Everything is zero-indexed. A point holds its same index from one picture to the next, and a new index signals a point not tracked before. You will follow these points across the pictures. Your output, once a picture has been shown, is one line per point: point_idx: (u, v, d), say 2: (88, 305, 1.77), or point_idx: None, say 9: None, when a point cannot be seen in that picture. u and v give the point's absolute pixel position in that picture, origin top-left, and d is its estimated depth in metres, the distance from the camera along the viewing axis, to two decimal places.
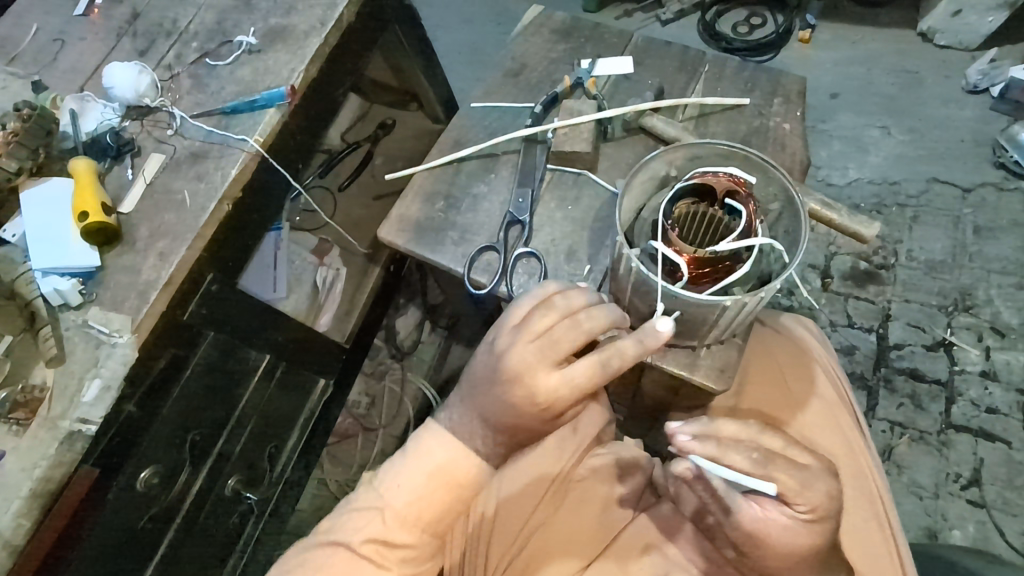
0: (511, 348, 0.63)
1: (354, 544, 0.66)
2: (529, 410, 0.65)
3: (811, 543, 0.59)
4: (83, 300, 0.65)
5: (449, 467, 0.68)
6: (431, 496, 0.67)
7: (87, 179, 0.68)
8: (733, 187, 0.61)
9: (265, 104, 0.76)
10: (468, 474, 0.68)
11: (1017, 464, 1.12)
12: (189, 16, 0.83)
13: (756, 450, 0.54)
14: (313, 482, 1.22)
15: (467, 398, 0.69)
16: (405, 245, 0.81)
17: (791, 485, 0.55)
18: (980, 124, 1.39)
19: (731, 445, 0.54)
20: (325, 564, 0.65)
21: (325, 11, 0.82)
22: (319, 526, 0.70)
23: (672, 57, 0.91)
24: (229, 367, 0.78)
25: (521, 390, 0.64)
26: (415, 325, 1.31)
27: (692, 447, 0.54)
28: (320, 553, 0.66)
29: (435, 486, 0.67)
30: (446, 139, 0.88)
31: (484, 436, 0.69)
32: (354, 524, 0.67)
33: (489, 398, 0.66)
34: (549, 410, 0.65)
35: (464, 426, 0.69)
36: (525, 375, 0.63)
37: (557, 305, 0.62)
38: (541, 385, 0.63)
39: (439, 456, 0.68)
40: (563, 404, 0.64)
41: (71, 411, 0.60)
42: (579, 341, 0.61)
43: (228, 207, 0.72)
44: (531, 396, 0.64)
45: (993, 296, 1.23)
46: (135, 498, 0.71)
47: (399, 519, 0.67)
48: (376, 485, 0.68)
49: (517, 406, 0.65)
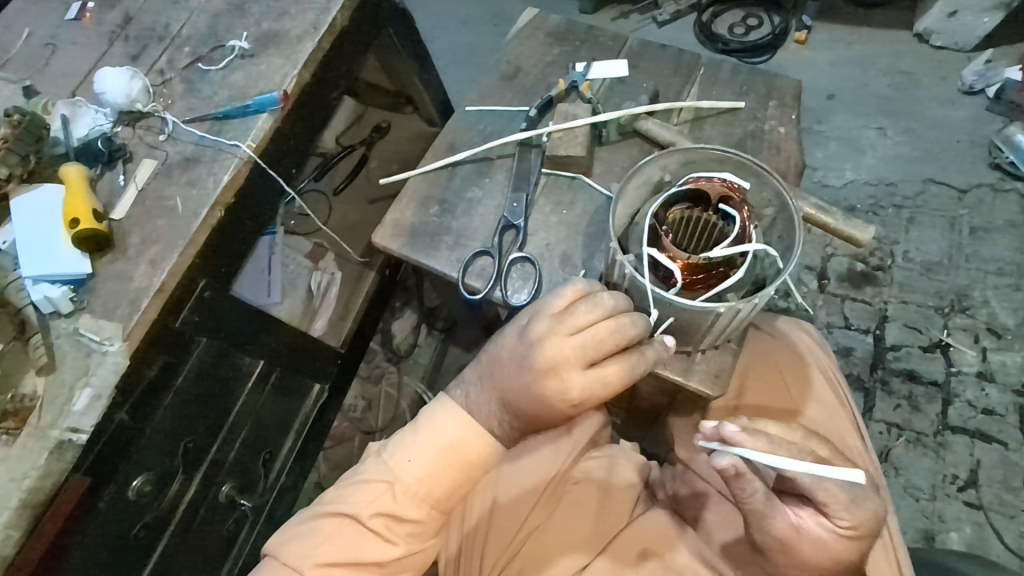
0: (549, 339, 0.61)
1: (362, 517, 0.64)
2: (556, 407, 0.64)
3: (841, 559, 0.59)
4: (74, 308, 0.65)
5: (462, 445, 0.65)
6: (442, 472, 0.65)
7: (78, 185, 0.68)
8: (727, 192, 0.61)
9: (257, 109, 0.75)
10: (480, 451, 0.66)
11: (1014, 465, 1.12)
12: (182, 20, 0.83)
13: (807, 455, 0.55)
14: (310, 486, 1.22)
15: (488, 379, 0.67)
16: (399, 250, 0.81)
17: (840, 497, 0.56)
18: (976, 125, 1.39)
19: (785, 445, 0.54)
20: (331, 534, 0.64)
21: (318, 15, 0.82)
22: (325, 494, 0.67)
23: (667, 60, 0.90)
24: (222, 372, 0.78)
25: (554, 386, 0.62)
26: (412, 328, 1.31)
27: (740, 440, 0.53)
28: (325, 525, 0.65)
29: (448, 462, 0.65)
30: (441, 143, 0.87)
31: (502, 420, 0.67)
32: (360, 494, 0.65)
33: (516, 384, 0.64)
34: (574, 408, 0.64)
35: (481, 408, 0.67)
36: (562, 371, 0.62)
37: (602, 300, 0.61)
38: (574, 381, 0.62)
39: (451, 433, 0.65)
40: (590, 404, 0.64)
41: (61, 421, 0.60)
42: (616, 339, 0.60)
43: (220, 213, 0.72)
44: (564, 392, 0.62)
45: (990, 297, 1.23)
46: (127, 506, 0.70)
47: (408, 494, 0.65)
48: (386, 456, 0.66)
49: (545, 400, 0.64)
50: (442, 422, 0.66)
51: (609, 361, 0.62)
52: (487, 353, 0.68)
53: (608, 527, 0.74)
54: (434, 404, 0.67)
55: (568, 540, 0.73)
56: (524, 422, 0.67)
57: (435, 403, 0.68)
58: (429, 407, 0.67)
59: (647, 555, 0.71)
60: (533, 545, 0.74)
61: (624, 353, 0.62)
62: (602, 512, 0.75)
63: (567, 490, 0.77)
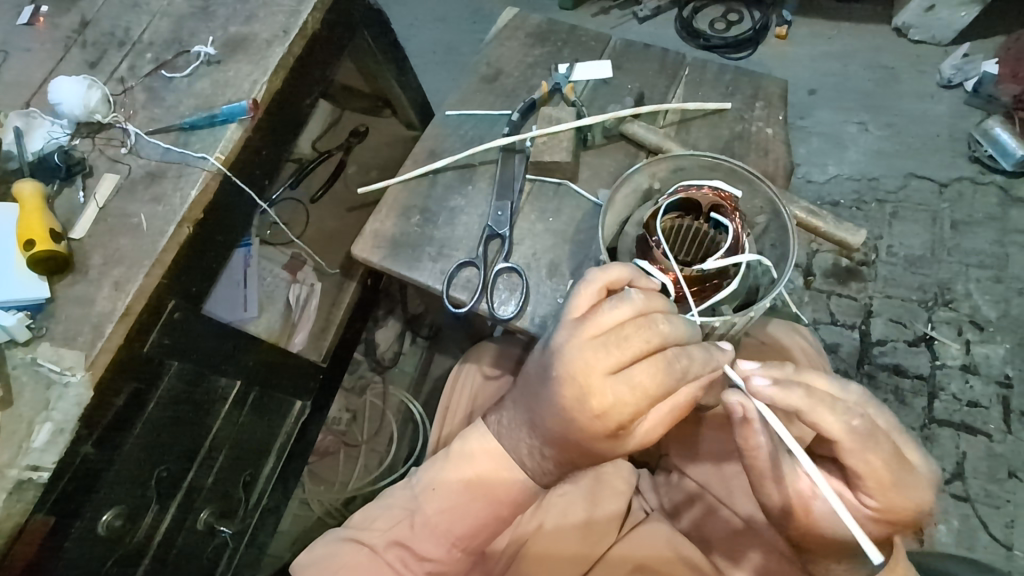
0: (570, 344, 0.56)
1: (377, 546, 0.68)
2: (584, 419, 0.57)
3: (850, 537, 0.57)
4: (31, 336, 0.61)
5: (489, 479, 0.66)
6: (467, 507, 0.66)
7: (34, 204, 0.64)
8: (718, 202, 0.60)
9: (225, 119, 0.72)
10: (510, 492, 0.67)
11: (998, 457, 1.13)
12: (143, 24, 0.78)
13: (857, 418, 0.50)
14: (295, 502, 1.18)
15: (521, 401, 0.64)
16: (380, 262, 0.78)
17: (880, 473, 0.52)
18: (955, 118, 1.40)
19: (824, 402, 0.50)
20: (351, 561, 0.68)
21: (288, 18, 0.78)
22: (354, 518, 0.72)
23: (651, 60, 0.88)
24: (196, 396, 0.74)
25: (575, 394, 0.56)
26: (396, 337, 1.27)
27: (768, 395, 0.51)
28: (347, 549, 0.69)
29: (473, 497, 0.66)
30: (422, 149, 0.85)
31: (529, 448, 0.65)
32: (382, 520, 0.69)
33: (542, 399, 0.60)
34: (605, 420, 0.56)
35: (510, 432, 0.66)
36: (581, 376, 0.55)
37: (628, 296, 0.55)
38: (597, 388, 0.55)
39: (480, 466, 0.66)
40: (623, 417, 0.55)
41: (20, 459, 0.56)
42: (642, 339, 0.54)
43: (189, 229, 0.68)
44: (585, 400, 0.56)
45: (972, 290, 1.24)
46: (96, 544, 0.67)
47: (426, 527, 0.67)
48: (413, 484, 0.70)
49: (568, 409, 0.57)
50: (473, 454, 0.67)
51: (641, 363, 0.54)
52: (522, 373, 0.65)
53: (599, 537, 0.74)
54: (469, 433, 0.68)
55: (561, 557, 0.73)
56: (551, 441, 0.62)
57: (472, 431, 0.68)
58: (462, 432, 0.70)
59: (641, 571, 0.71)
60: (524, 558, 0.74)
61: (659, 352, 0.54)
62: (593, 518, 0.74)
63: (552, 501, 0.77)
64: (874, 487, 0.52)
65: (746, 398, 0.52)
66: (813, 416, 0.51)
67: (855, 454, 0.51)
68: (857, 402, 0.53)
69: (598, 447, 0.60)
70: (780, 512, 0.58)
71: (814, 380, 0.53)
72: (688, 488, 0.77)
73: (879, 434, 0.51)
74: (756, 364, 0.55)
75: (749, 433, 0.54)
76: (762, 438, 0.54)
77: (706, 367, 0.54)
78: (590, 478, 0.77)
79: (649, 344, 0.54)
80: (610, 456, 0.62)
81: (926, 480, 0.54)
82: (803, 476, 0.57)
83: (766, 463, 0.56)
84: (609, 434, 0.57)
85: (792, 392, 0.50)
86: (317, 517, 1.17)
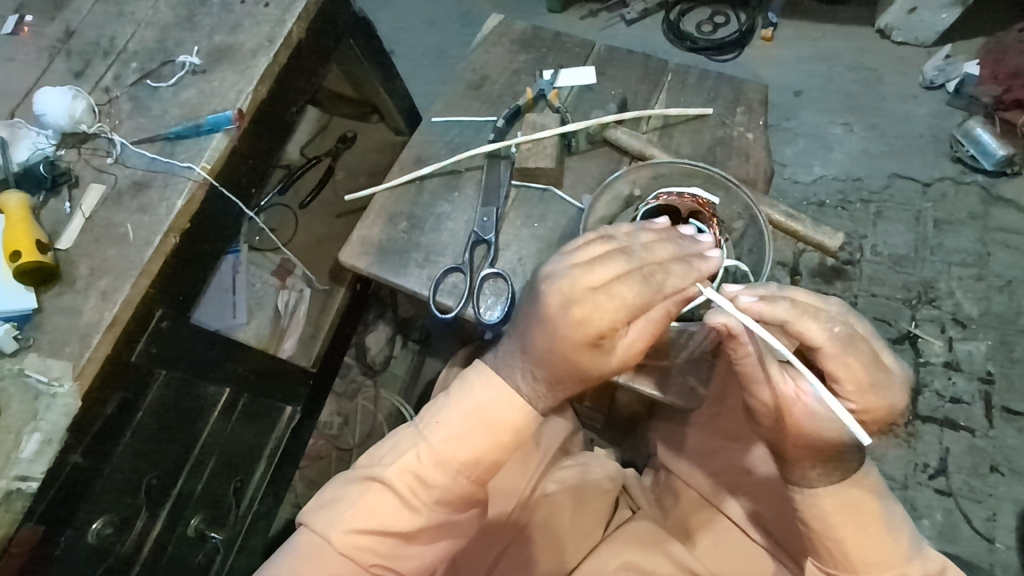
0: (551, 267, 0.56)
1: (388, 479, 0.61)
2: (564, 328, 0.55)
3: (836, 437, 0.54)
4: (18, 347, 0.61)
5: (491, 409, 0.60)
6: (470, 438, 0.60)
7: (20, 215, 0.64)
8: (697, 209, 0.63)
9: (211, 129, 0.72)
10: (511, 418, 0.60)
11: (980, 452, 1.15)
12: (128, 34, 0.79)
13: (839, 324, 0.51)
14: (286, 507, 1.19)
15: (514, 330, 0.62)
16: (368, 268, 0.79)
17: (859, 378, 0.52)
18: (937, 119, 1.42)
19: (809, 312, 0.51)
20: (360, 500, 0.61)
21: (273, 27, 0.78)
22: (361, 459, 0.64)
23: (635, 66, 0.89)
24: (185, 404, 0.75)
25: (559, 304, 0.54)
26: (386, 341, 1.28)
27: (756, 311, 0.51)
28: (355, 491, 0.62)
29: (476, 426, 0.60)
30: (408, 156, 0.85)
31: (523, 371, 0.60)
32: (390, 454, 0.62)
33: (530, 322, 0.58)
34: (585, 328, 0.54)
35: (507, 361, 0.62)
36: (562, 284, 0.54)
37: (608, 233, 0.56)
38: (578, 296, 0.54)
39: (481, 397, 0.61)
40: (605, 325, 0.54)
41: (8, 469, 0.57)
42: (623, 261, 0.54)
43: (175, 240, 0.68)
44: (567, 310, 0.54)
45: (954, 288, 1.26)
46: (86, 552, 0.67)
47: (434, 458, 0.61)
48: (420, 419, 0.63)
49: (551, 323, 0.55)
50: (474, 388, 0.61)
51: (622, 277, 0.53)
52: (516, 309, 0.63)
53: (585, 534, 0.75)
54: (471, 371, 0.63)
55: (558, 549, 0.74)
56: (539, 358, 0.59)
57: (472, 369, 0.63)
58: (466, 374, 0.63)
59: (628, 568, 0.71)
60: (515, 554, 0.74)
61: (639, 267, 0.54)
62: (578, 517, 0.76)
63: (538, 501, 0.77)
64: (853, 391, 0.53)
65: (731, 319, 0.53)
66: (798, 326, 0.51)
67: (837, 359, 0.51)
68: (839, 312, 0.53)
69: (584, 361, 0.58)
70: (768, 414, 0.56)
71: (801, 297, 0.52)
72: (675, 488, 0.79)
73: (859, 337, 0.52)
74: (740, 288, 0.54)
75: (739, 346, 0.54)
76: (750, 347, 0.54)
77: (685, 281, 0.54)
78: (575, 478, 0.79)
79: (627, 264, 0.54)
80: (598, 373, 0.59)
81: (900, 379, 0.55)
82: (789, 379, 0.55)
83: (755, 369, 0.55)
84: (591, 344, 0.56)
85: (778, 305, 0.51)
86: None
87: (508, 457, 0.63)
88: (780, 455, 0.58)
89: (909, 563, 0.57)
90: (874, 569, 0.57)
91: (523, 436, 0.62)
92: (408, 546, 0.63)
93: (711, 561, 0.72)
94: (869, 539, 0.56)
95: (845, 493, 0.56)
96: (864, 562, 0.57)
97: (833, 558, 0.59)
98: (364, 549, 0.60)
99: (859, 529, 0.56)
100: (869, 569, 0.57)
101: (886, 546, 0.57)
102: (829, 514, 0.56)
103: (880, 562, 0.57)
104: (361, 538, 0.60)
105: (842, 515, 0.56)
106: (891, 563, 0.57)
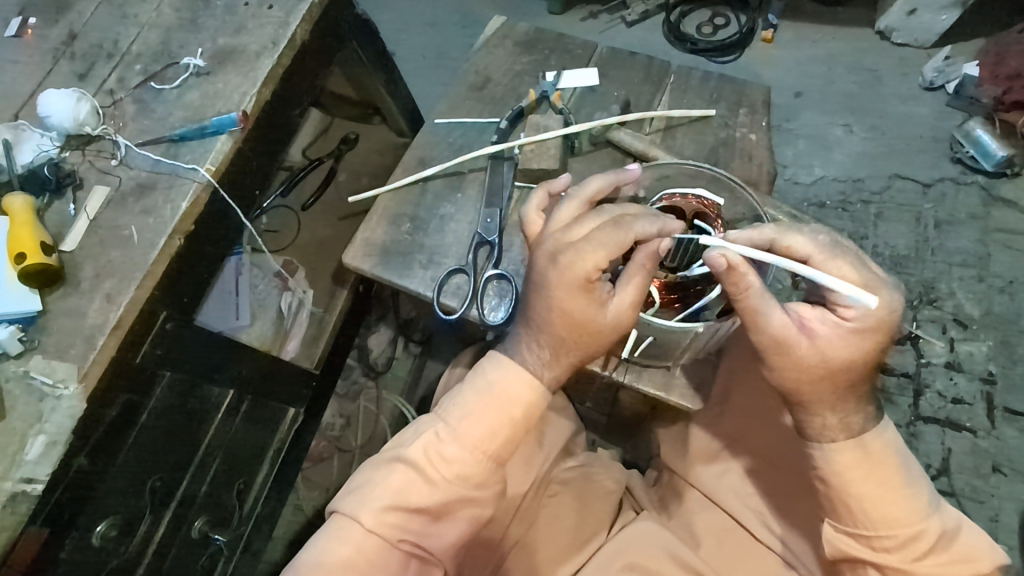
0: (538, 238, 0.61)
1: (411, 458, 0.61)
2: (554, 278, 0.56)
3: (847, 360, 0.54)
4: (24, 349, 0.61)
5: (503, 387, 0.61)
6: (483, 414, 0.61)
7: (24, 217, 0.64)
8: (701, 209, 0.64)
9: (216, 130, 0.72)
10: (520, 392, 0.61)
11: (982, 452, 1.15)
12: (132, 36, 0.79)
13: (823, 234, 0.54)
14: (290, 508, 1.19)
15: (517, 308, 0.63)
16: (371, 270, 0.79)
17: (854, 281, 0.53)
18: (937, 120, 1.42)
19: (793, 229, 0.54)
20: (383, 480, 0.61)
21: (277, 29, 0.79)
22: (386, 445, 0.65)
23: (637, 67, 0.90)
24: (190, 406, 0.75)
25: (548, 257, 0.57)
26: (388, 342, 1.28)
27: (746, 238, 0.55)
28: (379, 474, 0.62)
29: (489, 403, 0.61)
30: (412, 157, 0.85)
31: (528, 342, 0.62)
32: (412, 436, 0.63)
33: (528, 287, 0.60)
34: (573, 274, 0.55)
35: (515, 341, 0.63)
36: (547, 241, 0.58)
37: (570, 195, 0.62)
38: (561, 247, 0.56)
39: (491, 372, 0.62)
40: (588, 268, 0.55)
41: (13, 471, 0.57)
42: (595, 218, 0.57)
43: (179, 242, 0.68)
44: (552, 261, 0.56)
45: (955, 289, 1.26)
46: (90, 554, 0.67)
47: (454, 437, 0.61)
48: (438, 405, 0.64)
49: (541, 279, 0.58)
50: (484, 368, 0.62)
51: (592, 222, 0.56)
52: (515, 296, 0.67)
53: (588, 536, 0.75)
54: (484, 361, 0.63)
55: (558, 548, 0.74)
56: (538, 323, 0.60)
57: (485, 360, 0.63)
58: (480, 363, 0.63)
59: (632, 569, 0.71)
60: (515, 560, 0.74)
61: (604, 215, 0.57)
62: (582, 520, 0.76)
63: (544, 502, 0.77)
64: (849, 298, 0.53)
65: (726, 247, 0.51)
66: (785, 242, 0.54)
67: (828, 265, 0.53)
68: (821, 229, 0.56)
69: (581, 313, 0.57)
70: (778, 349, 0.55)
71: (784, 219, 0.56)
72: (680, 490, 0.78)
73: (844, 246, 0.54)
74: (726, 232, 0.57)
75: (736, 286, 0.52)
76: (752, 278, 0.52)
77: (653, 225, 0.55)
78: (580, 478, 0.80)
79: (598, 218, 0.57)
80: (599, 331, 0.59)
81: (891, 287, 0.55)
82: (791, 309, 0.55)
83: (756, 300, 0.53)
84: (582, 294, 0.56)
85: (763, 229, 0.55)
86: (313, 525, 1.17)
87: (522, 436, 0.63)
88: (793, 402, 0.58)
89: (930, 518, 0.57)
90: (895, 525, 0.57)
91: (535, 412, 0.62)
92: (437, 525, 0.63)
93: (719, 564, 0.72)
94: (888, 493, 0.56)
95: (859, 443, 0.56)
96: (881, 517, 0.57)
97: (854, 516, 0.58)
98: (394, 527, 0.60)
99: (879, 482, 0.56)
100: (889, 524, 0.57)
101: (903, 500, 0.57)
102: (846, 469, 0.57)
103: (899, 516, 0.57)
104: (390, 517, 0.60)
105: (856, 466, 0.56)
106: (911, 519, 0.57)
